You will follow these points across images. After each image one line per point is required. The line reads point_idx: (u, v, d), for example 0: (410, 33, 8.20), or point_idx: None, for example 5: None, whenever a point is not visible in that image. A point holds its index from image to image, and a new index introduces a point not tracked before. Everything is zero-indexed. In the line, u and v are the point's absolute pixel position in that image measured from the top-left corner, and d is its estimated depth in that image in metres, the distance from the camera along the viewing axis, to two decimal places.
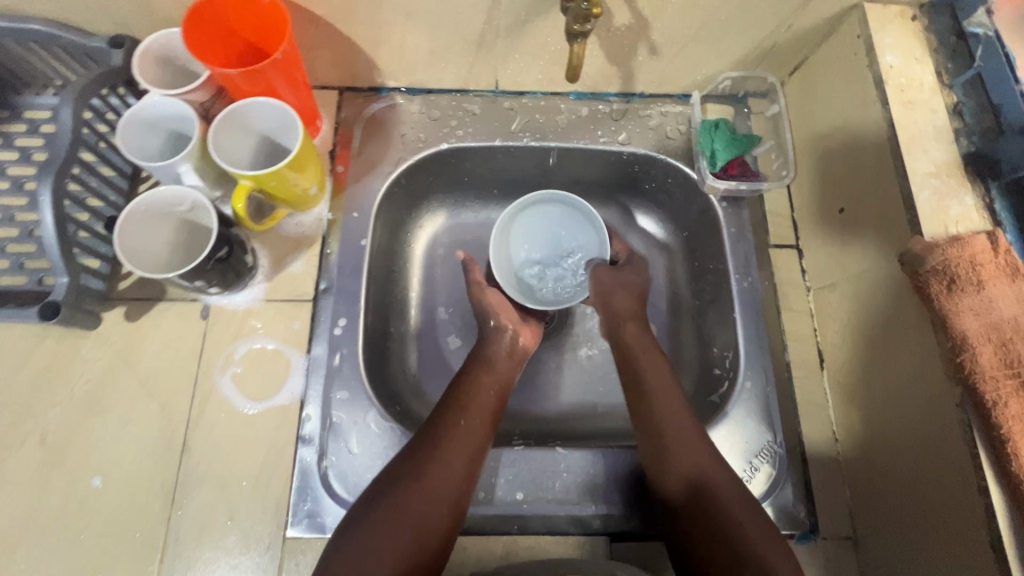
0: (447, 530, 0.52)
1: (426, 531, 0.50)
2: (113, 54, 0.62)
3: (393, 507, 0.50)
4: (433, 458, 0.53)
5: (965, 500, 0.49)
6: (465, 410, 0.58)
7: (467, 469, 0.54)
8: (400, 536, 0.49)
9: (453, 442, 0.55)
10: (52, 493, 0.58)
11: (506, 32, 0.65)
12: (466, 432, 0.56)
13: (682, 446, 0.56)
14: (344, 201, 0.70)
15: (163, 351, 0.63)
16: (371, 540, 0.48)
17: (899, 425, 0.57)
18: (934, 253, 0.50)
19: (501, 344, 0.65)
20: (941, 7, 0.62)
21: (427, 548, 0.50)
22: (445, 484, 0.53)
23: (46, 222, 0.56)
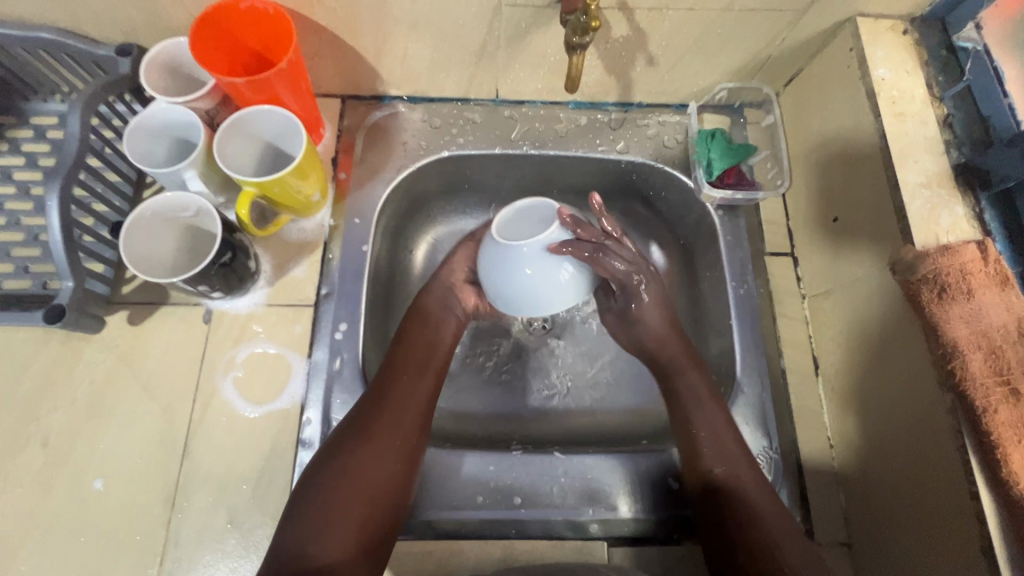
0: (399, 491, 0.54)
1: (378, 497, 0.53)
2: (121, 62, 0.63)
3: (342, 473, 0.52)
4: (376, 418, 0.56)
5: (954, 494, 0.50)
6: (402, 366, 0.61)
7: (408, 426, 0.57)
8: (354, 502, 0.51)
9: (393, 401, 0.58)
10: (53, 496, 0.58)
11: (507, 42, 0.66)
12: (398, 408, 0.57)
13: (715, 448, 0.59)
14: (346, 207, 0.71)
15: (165, 354, 0.63)
16: (324, 508, 0.50)
17: (889, 426, 0.58)
18: (926, 261, 0.51)
19: (440, 304, 0.68)
20: (932, 21, 0.63)
21: (381, 507, 0.53)
22: (389, 444, 0.55)
23: (53, 226, 0.57)
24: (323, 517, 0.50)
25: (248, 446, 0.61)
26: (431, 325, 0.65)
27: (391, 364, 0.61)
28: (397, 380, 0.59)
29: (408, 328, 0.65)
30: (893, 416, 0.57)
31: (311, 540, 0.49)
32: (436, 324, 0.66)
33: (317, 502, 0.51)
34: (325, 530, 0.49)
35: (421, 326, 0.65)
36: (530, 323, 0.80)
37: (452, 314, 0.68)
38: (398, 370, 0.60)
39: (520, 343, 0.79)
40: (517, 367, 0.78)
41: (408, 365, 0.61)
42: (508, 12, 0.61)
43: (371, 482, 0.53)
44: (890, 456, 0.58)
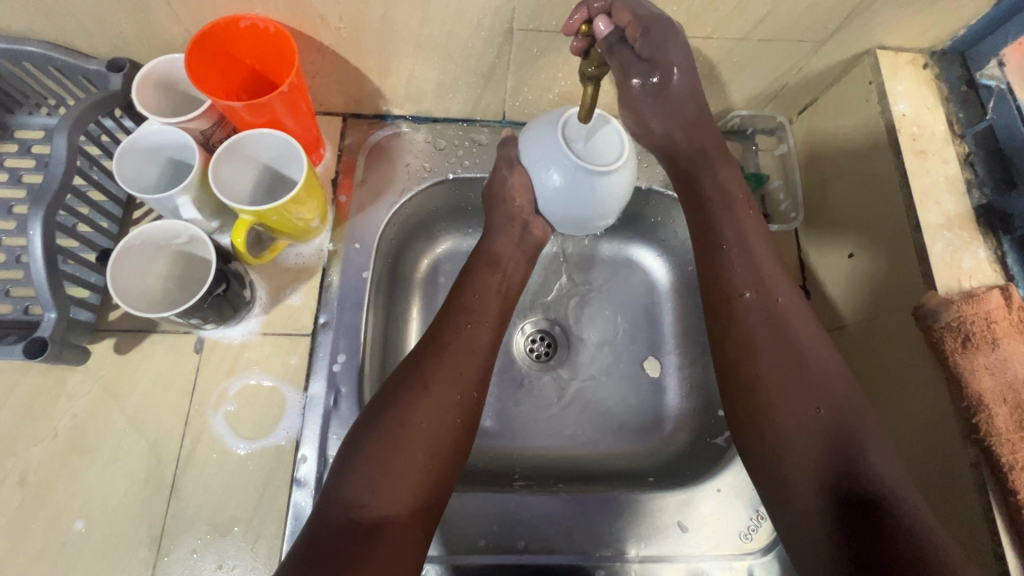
0: (457, 446, 0.51)
1: (437, 449, 0.50)
2: (111, 78, 0.60)
3: (400, 421, 0.49)
4: (436, 366, 0.53)
5: (963, 504, 0.49)
6: (467, 315, 0.58)
7: (469, 377, 0.54)
8: (416, 454, 0.48)
9: (455, 350, 0.55)
10: (30, 537, 0.55)
11: (517, 66, 0.64)
12: (458, 358, 0.55)
13: (771, 377, 0.50)
14: (346, 231, 0.68)
15: (155, 385, 0.60)
16: (381, 459, 0.47)
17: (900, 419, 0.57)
18: (950, 309, 0.49)
19: (509, 239, 0.64)
20: (952, 56, 0.62)
21: (440, 462, 0.50)
22: (450, 395, 0.52)
23: (35, 254, 0.53)
24: (381, 468, 0.47)
25: (241, 483, 0.58)
26: (493, 270, 0.63)
27: (457, 311, 0.59)
28: (459, 330, 0.57)
29: (471, 272, 0.63)
30: (903, 390, 0.56)
31: (366, 490, 0.46)
32: (504, 267, 0.64)
33: (371, 453, 0.47)
34: (382, 483, 0.46)
35: (486, 273, 0.62)
36: (532, 350, 0.78)
37: (518, 252, 0.65)
38: (461, 318, 0.58)
39: (523, 371, 0.77)
40: (520, 395, 0.75)
41: (473, 314, 0.59)
42: (519, 37, 0.59)
43: (432, 435, 0.50)
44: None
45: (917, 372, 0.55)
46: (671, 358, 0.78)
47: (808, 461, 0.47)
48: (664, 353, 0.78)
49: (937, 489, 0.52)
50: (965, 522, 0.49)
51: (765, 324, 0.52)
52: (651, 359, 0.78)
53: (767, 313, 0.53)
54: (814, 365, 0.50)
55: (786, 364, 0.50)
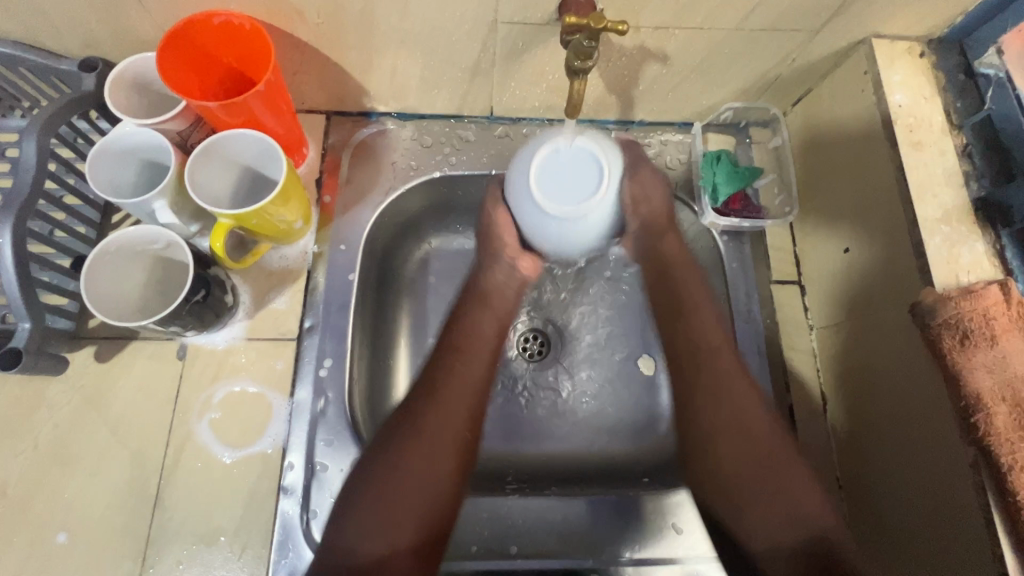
0: (456, 492, 0.52)
1: (432, 501, 0.51)
2: (84, 78, 0.58)
3: (392, 469, 0.51)
4: (427, 415, 0.53)
5: (958, 538, 0.49)
6: (459, 355, 0.57)
7: (461, 420, 0.54)
8: (413, 503, 0.50)
9: (447, 395, 0.54)
10: (12, 551, 0.54)
11: (503, 60, 0.62)
12: (447, 403, 0.54)
13: (751, 489, 0.54)
14: (331, 232, 0.67)
15: (137, 395, 0.59)
16: (375, 510, 0.49)
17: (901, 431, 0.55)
18: (947, 305, 0.48)
19: (500, 276, 0.60)
20: (949, 44, 0.60)
21: (434, 513, 0.51)
22: (442, 441, 0.52)
23: (6, 262, 0.52)
24: (378, 518, 0.49)
25: (226, 494, 0.57)
26: (490, 313, 0.60)
27: (447, 351, 0.57)
28: (450, 370, 0.56)
29: (464, 310, 0.60)
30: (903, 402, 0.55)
31: (362, 534, 0.49)
32: (495, 305, 0.61)
33: (365, 504, 0.50)
34: (376, 530, 0.49)
35: (479, 310, 0.60)
36: (524, 349, 0.77)
37: (513, 283, 0.61)
38: (453, 359, 0.57)
39: (515, 371, 0.76)
40: (513, 396, 0.74)
41: (464, 354, 0.57)
42: (504, 30, 0.57)
43: (426, 484, 0.51)
44: (891, 508, 0.57)
45: (916, 388, 0.53)
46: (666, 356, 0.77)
47: (767, 510, 0.53)
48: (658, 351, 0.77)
49: (935, 529, 0.51)
50: (952, 555, 0.50)
51: (705, 385, 0.58)
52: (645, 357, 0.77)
53: (707, 396, 0.58)
54: (765, 418, 0.56)
55: (733, 427, 0.56)
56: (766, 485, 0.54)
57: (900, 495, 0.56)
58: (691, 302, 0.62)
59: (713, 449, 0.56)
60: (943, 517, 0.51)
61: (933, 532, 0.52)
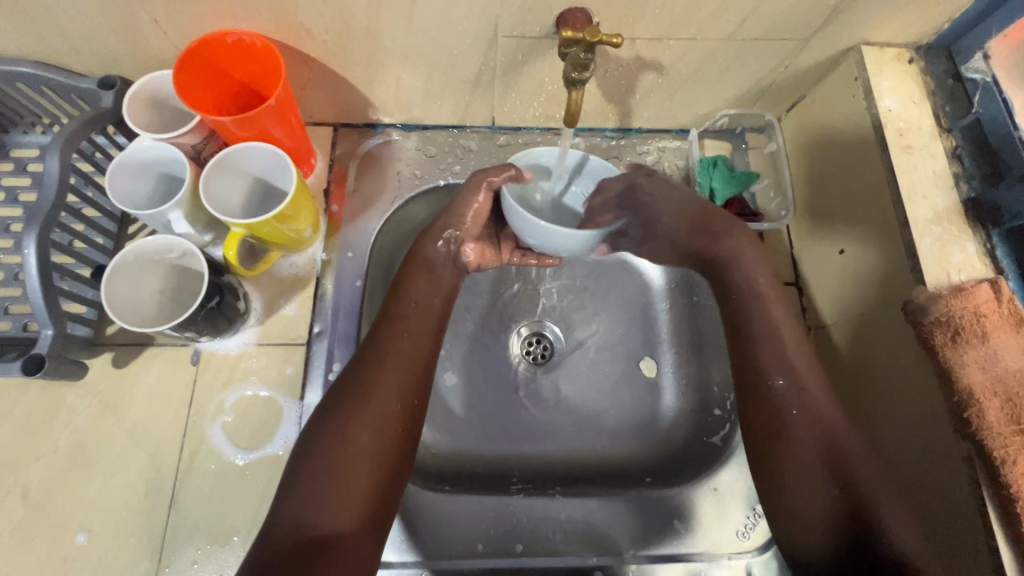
0: (400, 459, 0.50)
1: (382, 458, 0.49)
2: (103, 96, 0.61)
3: (342, 437, 0.48)
4: (378, 377, 0.52)
5: (965, 515, 0.49)
6: (403, 323, 0.56)
7: (406, 385, 0.53)
8: (360, 461, 0.47)
9: (395, 359, 0.53)
10: (34, 552, 0.56)
11: (503, 72, 0.64)
12: (392, 372, 0.52)
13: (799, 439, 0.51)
14: (339, 240, 0.69)
15: (152, 398, 0.61)
16: (324, 475, 0.46)
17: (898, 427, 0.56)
18: (938, 303, 0.50)
19: (438, 247, 0.61)
20: (937, 49, 0.62)
21: (385, 470, 0.49)
22: (390, 401, 0.51)
23: (31, 272, 0.54)
24: (327, 485, 0.46)
25: (238, 495, 0.59)
26: (428, 276, 0.60)
27: (391, 319, 0.56)
28: (396, 336, 0.55)
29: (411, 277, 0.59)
30: (899, 397, 0.56)
31: (312, 509, 0.45)
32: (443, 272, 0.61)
33: (315, 465, 0.47)
34: (329, 498, 0.45)
35: (422, 276, 0.59)
36: (528, 353, 0.78)
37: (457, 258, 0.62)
38: (396, 327, 0.55)
39: (519, 375, 0.77)
40: (517, 399, 0.76)
41: (412, 331, 0.56)
42: (504, 43, 0.59)
43: (377, 445, 0.49)
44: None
45: (908, 371, 0.55)
46: (667, 358, 0.78)
47: (816, 506, 0.49)
48: (660, 353, 0.78)
49: (942, 488, 0.51)
50: (965, 527, 0.49)
51: (787, 371, 0.53)
52: (648, 359, 0.78)
53: (780, 363, 0.53)
54: (811, 421, 0.51)
55: (810, 413, 0.51)
56: (828, 493, 0.49)
57: (903, 475, 0.56)
58: (763, 343, 0.55)
59: (788, 474, 0.50)
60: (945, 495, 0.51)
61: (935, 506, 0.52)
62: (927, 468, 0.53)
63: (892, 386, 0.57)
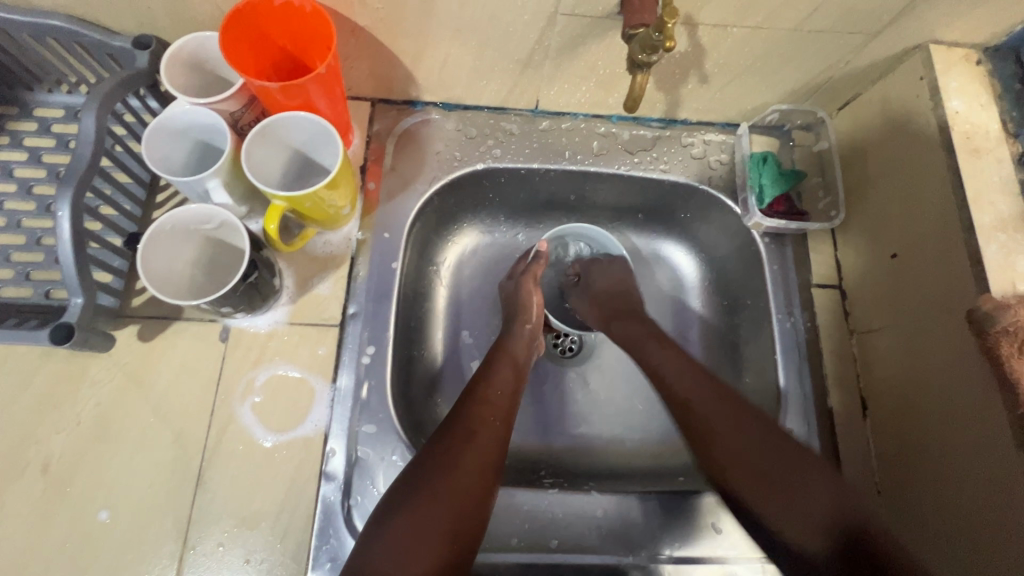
0: (477, 525, 0.49)
1: (459, 529, 0.47)
2: (138, 55, 0.58)
3: (425, 500, 0.48)
4: (465, 451, 0.52)
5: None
6: (490, 407, 0.56)
7: (490, 461, 0.52)
8: (439, 526, 0.47)
9: (482, 435, 0.53)
10: (55, 527, 0.53)
11: (556, 53, 0.61)
12: (482, 443, 0.53)
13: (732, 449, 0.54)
14: (375, 220, 0.67)
15: (179, 374, 0.59)
16: (402, 539, 0.45)
17: (951, 441, 0.55)
18: (1007, 313, 0.48)
19: (521, 343, 0.65)
20: (1006, 52, 0.60)
21: (456, 540, 0.47)
22: (474, 474, 0.51)
23: (63, 237, 0.52)
24: (405, 542, 0.45)
25: (268, 479, 0.57)
26: (512, 361, 0.63)
27: (478, 401, 0.57)
28: (482, 419, 0.55)
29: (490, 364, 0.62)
30: (955, 412, 0.54)
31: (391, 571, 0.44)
32: (516, 353, 0.64)
33: (395, 531, 0.46)
34: (404, 557, 0.44)
35: (506, 368, 0.61)
36: (558, 345, 0.77)
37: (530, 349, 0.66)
38: (483, 410, 0.56)
39: (549, 368, 0.75)
40: (547, 391, 0.74)
41: (494, 409, 0.56)
42: (562, 22, 0.56)
43: (458, 511, 0.48)
44: (951, 507, 0.54)
45: (962, 397, 0.53)
46: (700, 356, 0.77)
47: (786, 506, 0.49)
48: (692, 351, 0.77)
49: (1004, 528, 0.49)
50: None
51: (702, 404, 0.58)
52: None
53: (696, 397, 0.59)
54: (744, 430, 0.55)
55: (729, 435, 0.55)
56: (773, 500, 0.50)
57: (958, 492, 0.54)
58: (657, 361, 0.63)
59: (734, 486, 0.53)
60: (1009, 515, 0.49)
61: (1003, 508, 0.49)
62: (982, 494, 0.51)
63: (948, 405, 0.55)
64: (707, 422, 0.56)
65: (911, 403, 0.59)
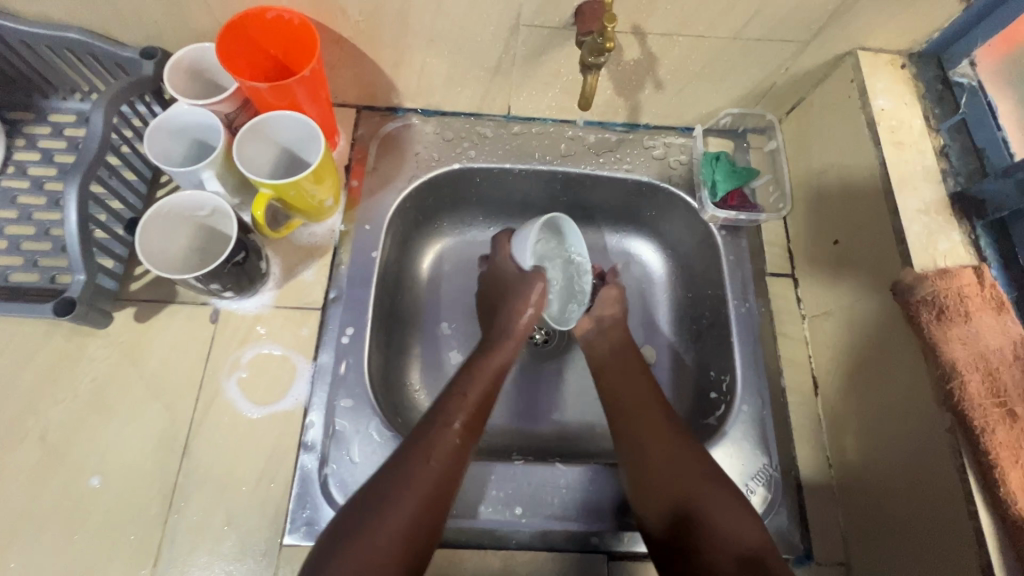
0: (431, 530, 0.52)
1: (412, 535, 0.51)
2: (144, 64, 0.65)
3: (382, 506, 0.51)
4: (425, 460, 0.54)
5: (954, 521, 0.50)
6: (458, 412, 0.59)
7: (454, 461, 0.56)
8: (401, 526, 0.50)
9: (441, 444, 0.56)
10: (49, 492, 0.57)
11: (522, 61, 0.68)
12: (449, 446, 0.56)
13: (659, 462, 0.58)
14: (357, 213, 0.72)
15: (171, 352, 0.63)
16: (366, 537, 0.49)
17: (887, 412, 0.58)
18: (925, 284, 0.53)
19: (510, 333, 0.67)
20: (928, 57, 0.67)
21: (419, 537, 0.51)
22: (429, 485, 0.53)
23: (70, 221, 0.57)
24: (356, 548, 0.48)
25: (250, 449, 0.60)
26: (490, 360, 0.64)
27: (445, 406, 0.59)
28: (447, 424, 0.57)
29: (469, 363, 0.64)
30: (889, 385, 0.58)
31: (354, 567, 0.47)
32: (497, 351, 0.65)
33: (350, 536, 0.49)
34: (366, 555, 0.48)
35: (486, 364, 0.64)
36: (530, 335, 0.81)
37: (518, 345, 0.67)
38: (454, 409, 0.59)
39: (522, 356, 0.80)
40: (520, 378, 0.78)
41: (463, 408, 0.59)
42: (524, 32, 0.63)
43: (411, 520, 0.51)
44: (888, 475, 0.58)
45: (894, 366, 0.58)
46: (666, 344, 0.81)
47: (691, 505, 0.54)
48: (658, 340, 0.81)
49: (927, 491, 0.53)
50: (953, 539, 0.50)
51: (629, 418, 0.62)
52: (648, 346, 0.81)
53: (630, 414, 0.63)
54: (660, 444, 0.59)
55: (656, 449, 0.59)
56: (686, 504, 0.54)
57: (892, 472, 0.57)
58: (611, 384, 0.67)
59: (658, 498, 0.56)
60: (929, 480, 0.53)
61: (924, 489, 0.53)
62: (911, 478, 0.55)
63: (883, 376, 0.59)
64: (649, 449, 0.59)
65: (853, 378, 0.63)
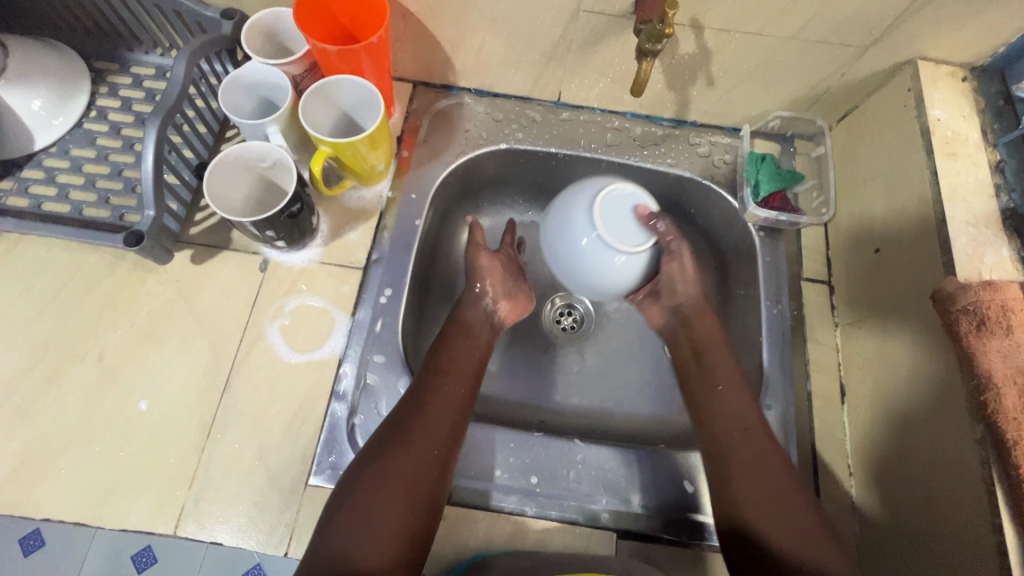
0: (434, 490, 0.54)
1: (416, 497, 0.53)
2: (223, 24, 0.69)
3: (381, 474, 0.53)
4: (416, 422, 0.56)
5: (978, 536, 0.49)
6: (445, 373, 0.62)
7: (444, 430, 0.57)
8: (398, 498, 0.52)
9: (435, 407, 0.58)
10: (100, 409, 0.62)
11: (578, 47, 0.69)
12: (433, 418, 0.57)
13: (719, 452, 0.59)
14: (405, 182, 0.75)
15: (220, 295, 0.67)
16: (366, 508, 0.51)
17: (920, 424, 0.58)
18: (967, 293, 0.52)
19: (478, 311, 0.70)
20: (992, 72, 0.66)
21: (419, 511, 0.52)
22: (427, 446, 0.55)
23: (147, 158, 0.61)
24: (362, 518, 0.50)
25: (285, 391, 0.64)
26: (468, 336, 0.67)
27: (435, 374, 0.62)
28: (438, 386, 0.60)
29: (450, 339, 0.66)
30: (921, 397, 0.58)
31: (355, 542, 0.49)
32: (475, 333, 0.68)
33: (355, 504, 0.51)
34: (368, 530, 0.50)
35: (460, 338, 0.66)
36: (560, 321, 0.82)
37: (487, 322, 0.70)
38: (441, 378, 0.61)
39: (548, 338, 0.81)
40: (546, 360, 0.80)
41: (450, 376, 0.62)
42: (583, 19, 0.65)
43: (412, 486, 0.53)
44: (916, 485, 0.57)
45: (928, 376, 0.57)
46: None
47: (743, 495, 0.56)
48: None
49: (953, 507, 0.52)
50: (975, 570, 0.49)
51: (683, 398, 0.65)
52: None
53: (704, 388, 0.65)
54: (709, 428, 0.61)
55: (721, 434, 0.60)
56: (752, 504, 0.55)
57: (920, 489, 0.57)
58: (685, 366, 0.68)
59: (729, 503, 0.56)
60: (958, 492, 0.52)
61: (951, 509, 0.53)
62: (938, 499, 0.54)
63: (918, 387, 0.58)
64: (721, 444, 0.60)
65: (881, 387, 0.63)
